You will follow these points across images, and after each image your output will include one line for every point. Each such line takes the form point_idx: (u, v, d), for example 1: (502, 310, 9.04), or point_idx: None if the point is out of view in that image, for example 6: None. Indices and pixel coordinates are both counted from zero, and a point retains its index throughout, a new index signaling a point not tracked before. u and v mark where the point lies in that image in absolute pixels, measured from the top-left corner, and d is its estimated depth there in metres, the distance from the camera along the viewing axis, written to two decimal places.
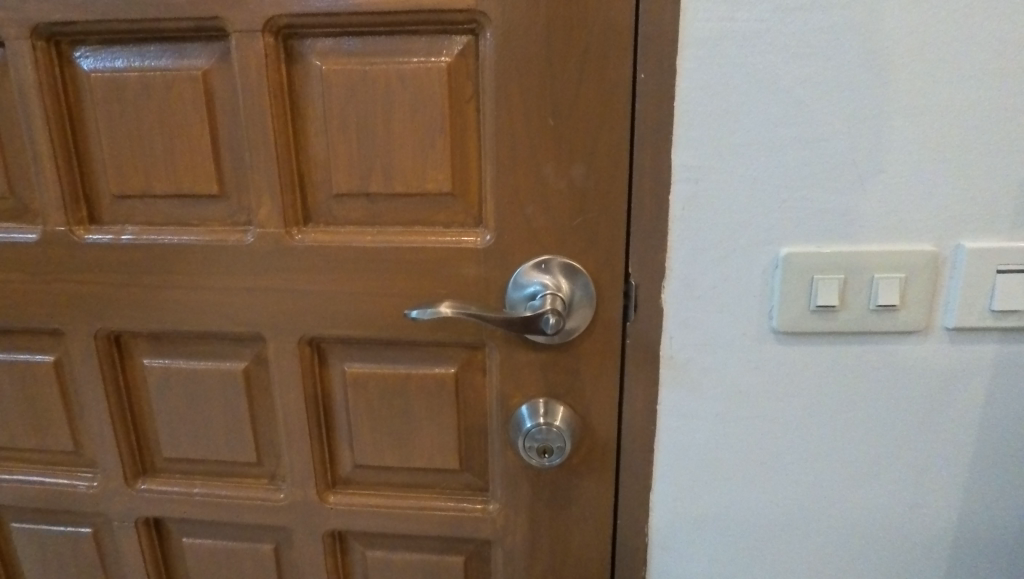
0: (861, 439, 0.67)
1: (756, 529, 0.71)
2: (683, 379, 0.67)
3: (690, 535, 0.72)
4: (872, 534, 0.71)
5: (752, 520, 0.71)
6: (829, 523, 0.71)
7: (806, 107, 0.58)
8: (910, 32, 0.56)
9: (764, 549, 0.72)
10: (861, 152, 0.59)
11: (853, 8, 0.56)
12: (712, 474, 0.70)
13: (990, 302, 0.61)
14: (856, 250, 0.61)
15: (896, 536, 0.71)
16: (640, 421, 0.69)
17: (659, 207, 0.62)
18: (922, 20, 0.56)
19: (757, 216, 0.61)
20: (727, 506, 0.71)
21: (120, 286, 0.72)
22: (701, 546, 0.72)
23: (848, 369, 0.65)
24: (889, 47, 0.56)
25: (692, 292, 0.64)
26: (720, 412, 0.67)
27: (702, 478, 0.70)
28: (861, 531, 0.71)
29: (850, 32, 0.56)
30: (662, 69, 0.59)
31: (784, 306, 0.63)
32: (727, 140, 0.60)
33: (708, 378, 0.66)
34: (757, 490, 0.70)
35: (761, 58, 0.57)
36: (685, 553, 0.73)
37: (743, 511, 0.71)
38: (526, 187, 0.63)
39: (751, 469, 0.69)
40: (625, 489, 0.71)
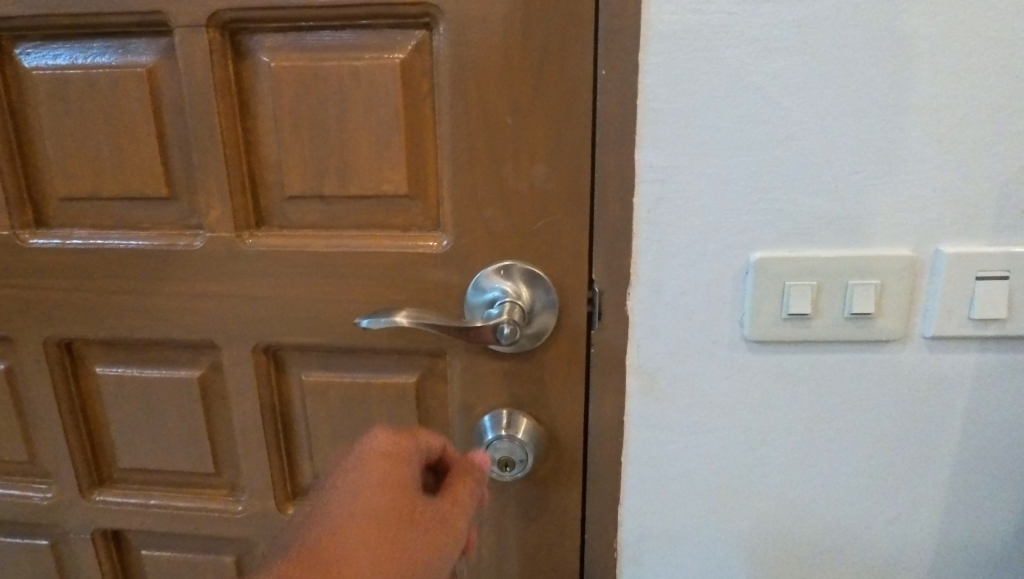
0: (838, 451, 0.65)
1: (730, 544, 0.69)
2: (651, 390, 0.64)
3: (661, 549, 0.69)
4: (849, 549, 0.68)
5: (726, 534, 0.68)
6: (806, 537, 0.68)
7: (776, 105, 0.55)
8: (885, 26, 0.53)
9: (738, 564, 0.69)
10: (835, 153, 0.56)
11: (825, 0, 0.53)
12: (683, 487, 0.67)
13: (970, 310, 0.59)
14: (831, 255, 0.58)
15: (875, 551, 0.68)
16: (608, 432, 0.66)
17: (623, 210, 0.59)
18: (898, 12, 0.53)
19: (726, 219, 0.58)
20: (700, 520, 0.68)
21: (70, 293, 0.69)
22: (673, 560, 0.70)
23: (823, 380, 0.63)
24: (863, 41, 0.54)
25: (659, 299, 0.61)
26: (690, 424, 0.65)
27: (673, 491, 0.67)
28: (838, 545, 0.68)
29: (822, 26, 0.53)
30: (625, 64, 0.56)
31: (756, 313, 0.60)
32: (694, 140, 0.57)
33: (678, 388, 0.64)
34: (731, 504, 0.67)
35: (729, 53, 0.54)
36: (656, 567, 0.70)
37: (715, 525, 0.68)
38: (485, 189, 0.60)
39: (724, 482, 0.67)
40: (592, 502, 0.69)
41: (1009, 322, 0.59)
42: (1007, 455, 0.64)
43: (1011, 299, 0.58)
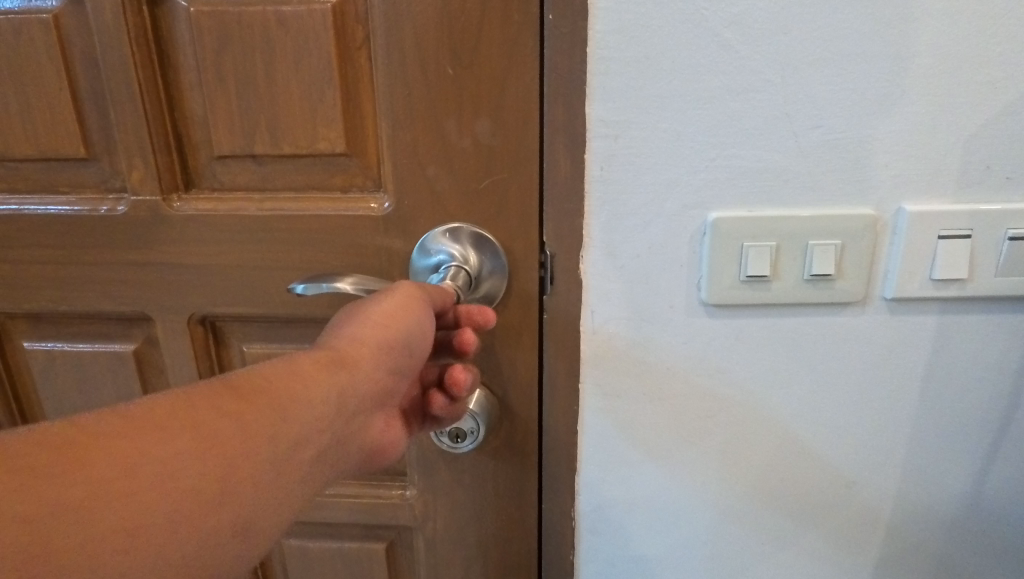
0: (797, 415, 0.63)
1: (689, 511, 0.68)
2: (607, 356, 0.62)
3: (619, 517, 0.68)
4: (809, 514, 0.68)
5: (685, 501, 0.67)
6: (766, 502, 0.67)
7: (735, 54, 0.52)
8: None
9: (697, 531, 0.69)
10: (795, 105, 0.53)
11: None
12: (641, 455, 0.65)
13: (932, 272, 0.57)
14: (790, 215, 0.56)
15: (833, 515, 0.68)
16: (563, 401, 0.64)
17: (574, 168, 0.56)
18: None
19: (682, 177, 0.55)
20: (659, 488, 0.67)
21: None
22: (631, 529, 0.69)
23: (782, 344, 0.61)
24: None
25: (613, 263, 0.58)
26: (647, 390, 0.63)
27: (630, 459, 0.66)
28: (798, 510, 0.67)
29: None
30: (574, 9, 0.51)
31: (713, 276, 0.58)
32: (649, 92, 0.53)
33: (633, 354, 0.61)
34: (690, 470, 0.66)
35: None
36: (615, 537, 0.69)
37: (673, 493, 0.67)
38: (427, 147, 0.56)
39: (682, 449, 0.65)
40: (547, 473, 0.67)
41: (970, 283, 0.57)
42: (963, 418, 0.63)
43: (972, 260, 0.56)
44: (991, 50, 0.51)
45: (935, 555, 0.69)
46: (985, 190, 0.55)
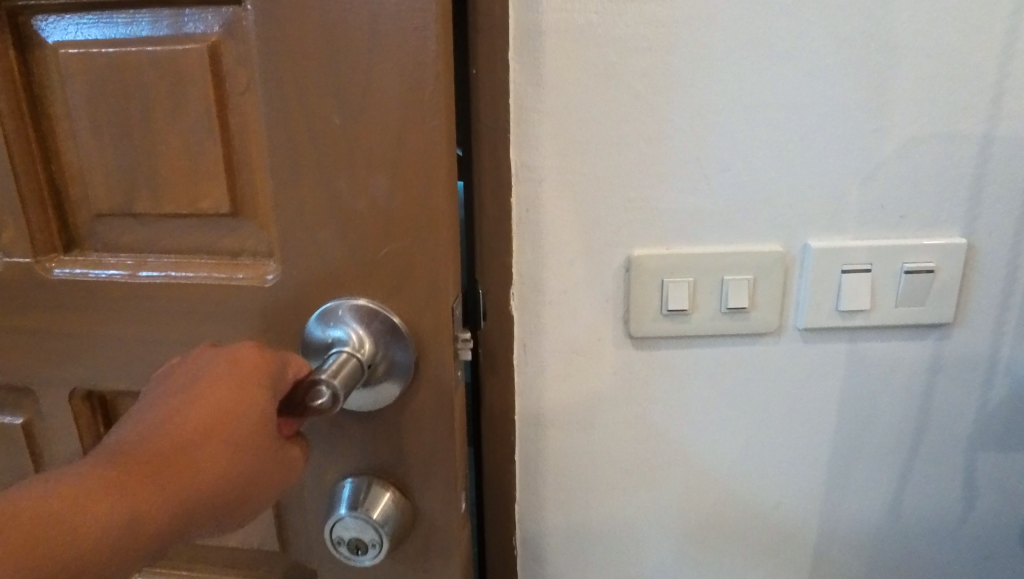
0: (723, 439, 0.66)
1: (625, 535, 0.70)
2: (540, 385, 0.64)
3: (559, 543, 0.70)
4: (742, 536, 0.70)
5: (621, 526, 0.69)
6: (698, 524, 0.69)
7: (647, 104, 0.56)
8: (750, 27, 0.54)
9: (632, 554, 0.71)
10: (705, 151, 0.57)
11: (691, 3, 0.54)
12: (576, 481, 0.67)
13: (837, 303, 0.60)
14: (705, 251, 0.59)
15: (762, 535, 0.70)
16: (500, 438, 0.64)
17: (502, 211, 0.58)
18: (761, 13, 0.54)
19: (604, 217, 0.59)
20: (595, 513, 0.69)
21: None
22: (570, 555, 0.70)
23: (705, 376, 0.64)
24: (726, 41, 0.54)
25: (543, 296, 0.61)
26: (580, 418, 0.65)
27: (566, 486, 0.68)
28: (733, 533, 0.70)
29: (687, 27, 0.54)
30: (498, 62, 0.54)
31: (636, 309, 0.61)
32: (568, 138, 0.57)
33: (565, 383, 0.64)
34: (625, 495, 0.68)
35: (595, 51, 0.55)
36: (555, 563, 0.71)
37: (609, 518, 0.69)
38: (310, 211, 0.47)
39: (616, 474, 0.67)
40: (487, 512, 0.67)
41: (872, 313, 0.61)
42: (877, 440, 0.67)
43: (873, 292, 0.60)
44: (880, 101, 0.56)
45: (864, 572, 0.72)
46: (881, 228, 0.59)
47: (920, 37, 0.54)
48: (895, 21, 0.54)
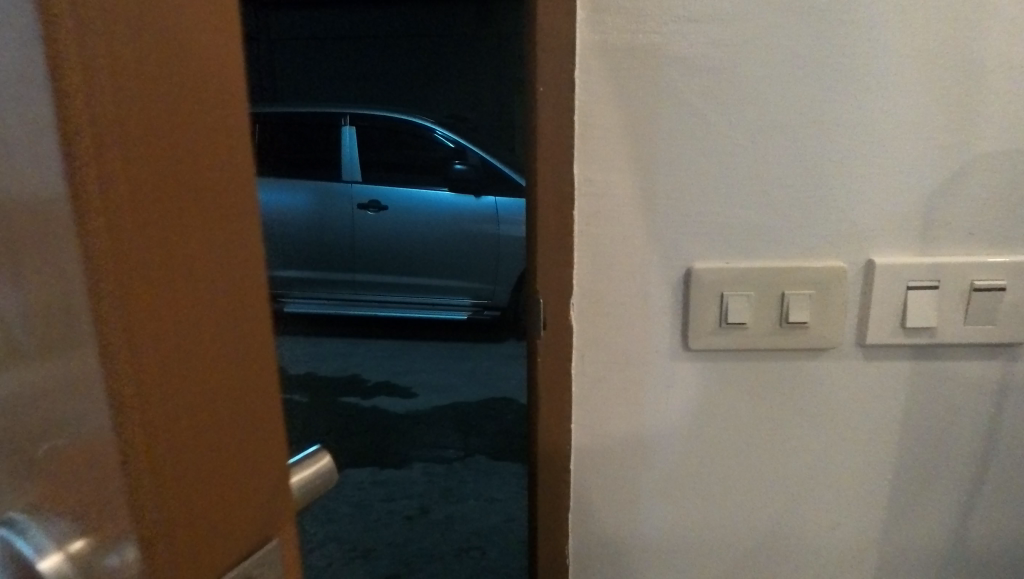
0: (779, 457, 0.66)
1: (680, 550, 0.70)
2: (596, 393, 0.65)
3: (611, 554, 0.70)
4: (797, 556, 0.69)
5: (675, 540, 0.69)
6: (754, 542, 0.69)
7: (708, 121, 0.58)
8: (811, 44, 0.56)
9: (686, 569, 0.70)
10: (765, 167, 0.58)
11: (753, 23, 0.56)
12: (631, 492, 0.68)
13: (902, 320, 0.60)
14: (766, 265, 0.59)
15: (820, 556, 0.69)
16: (555, 443, 0.66)
17: (561, 221, 0.60)
18: (821, 29, 0.56)
19: (665, 232, 0.60)
20: (649, 526, 0.69)
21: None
22: (621, 565, 0.71)
23: (765, 390, 0.64)
24: (786, 57, 0.56)
25: (600, 306, 0.63)
26: (638, 429, 0.66)
27: (620, 495, 0.68)
28: (788, 553, 0.69)
29: (747, 48, 0.56)
30: (563, 79, 0.57)
31: (695, 322, 0.62)
32: (630, 153, 0.59)
33: (621, 392, 0.65)
34: (679, 509, 0.68)
35: (659, 72, 0.57)
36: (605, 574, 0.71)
37: (663, 532, 0.69)
38: (3, 253, 0.24)
39: (671, 486, 0.67)
40: (541, 515, 0.69)
41: (938, 331, 0.60)
42: (944, 462, 0.65)
43: (939, 309, 0.59)
44: (943, 116, 0.56)
45: None
46: (947, 244, 0.59)
47: (988, 53, 0.55)
48: (958, 37, 0.55)
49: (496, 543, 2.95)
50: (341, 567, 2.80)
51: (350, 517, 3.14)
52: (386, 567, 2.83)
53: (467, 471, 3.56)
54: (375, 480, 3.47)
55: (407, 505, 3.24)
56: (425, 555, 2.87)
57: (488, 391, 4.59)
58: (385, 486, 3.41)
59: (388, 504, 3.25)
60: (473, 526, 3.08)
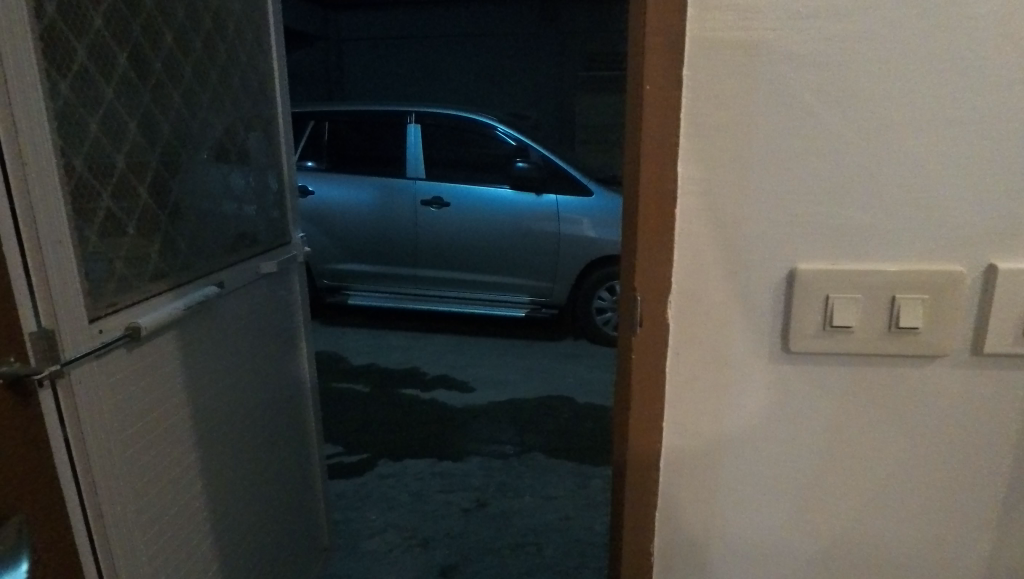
0: (881, 448, 0.75)
1: (780, 527, 0.79)
2: (693, 372, 0.74)
3: (706, 524, 0.79)
4: (887, 532, 0.79)
5: (776, 516, 0.78)
6: (847, 522, 0.78)
7: (823, 139, 0.67)
8: (908, 49, 0.64)
9: (781, 543, 0.80)
10: (888, 183, 0.67)
11: (860, 33, 0.64)
12: (730, 468, 0.77)
13: (1017, 324, 0.69)
14: (885, 271, 0.69)
15: (906, 534, 0.79)
16: (647, 416, 0.74)
17: (662, 210, 0.68)
18: (925, 33, 0.64)
19: (777, 240, 0.69)
20: (748, 501, 0.78)
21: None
22: (716, 535, 0.79)
23: (883, 388, 0.73)
24: (892, 62, 0.64)
25: (701, 296, 0.71)
26: (740, 413, 0.75)
27: (717, 469, 0.77)
28: (869, 524, 0.78)
29: (854, 61, 0.64)
30: (669, 80, 0.64)
31: (801, 324, 0.71)
32: (741, 154, 0.67)
33: (721, 376, 0.73)
34: (781, 488, 0.77)
35: (763, 89, 0.65)
36: (698, 541, 0.79)
37: (765, 507, 0.78)
38: None
39: (774, 468, 0.77)
40: (630, 482, 0.77)
41: None
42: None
43: None
44: None
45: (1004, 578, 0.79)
46: None
47: None
48: None
49: (552, 541, 2.96)
50: (401, 555, 2.84)
51: (407, 507, 3.20)
52: (445, 557, 2.84)
53: (522, 466, 3.59)
54: (432, 472, 3.54)
55: (463, 498, 3.29)
56: (482, 547, 2.91)
57: (542, 389, 4.60)
58: (442, 478, 3.47)
59: (445, 496, 3.30)
60: (529, 522, 3.10)
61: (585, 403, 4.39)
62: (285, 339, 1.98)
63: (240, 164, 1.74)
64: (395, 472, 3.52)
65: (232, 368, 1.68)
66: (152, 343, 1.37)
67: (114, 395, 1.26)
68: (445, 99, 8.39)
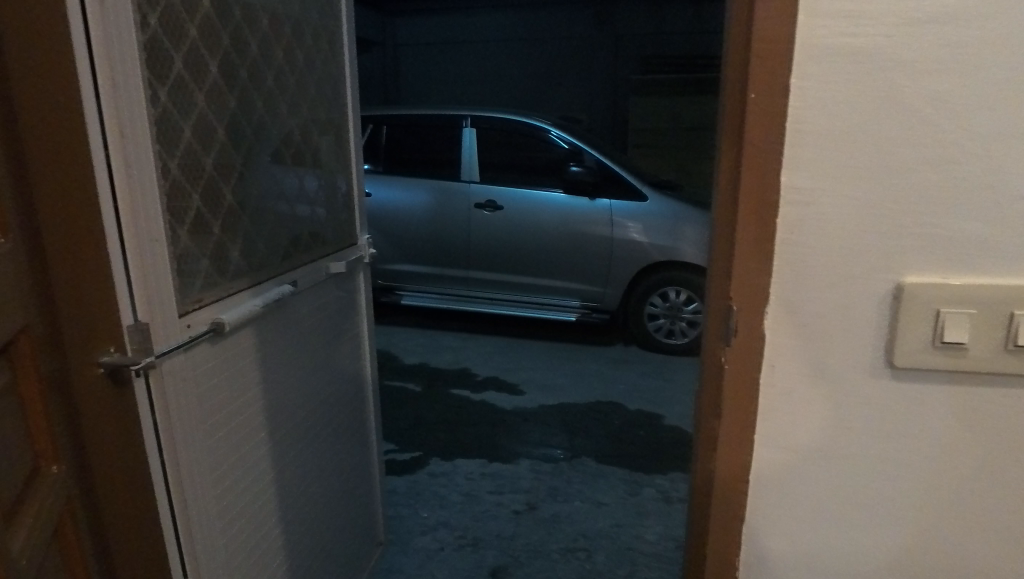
0: (983, 462, 0.79)
1: (873, 527, 0.84)
2: (792, 374, 0.78)
3: (798, 518, 0.84)
4: (979, 538, 0.82)
5: (870, 518, 0.83)
6: (939, 527, 0.82)
7: (941, 159, 0.70)
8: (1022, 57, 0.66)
9: (872, 543, 0.84)
10: (1000, 202, 0.70)
11: (974, 43, 0.66)
12: (826, 469, 0.81)
13: None
14: (997, 290, 0.72)
15: (998, 542, 0.82)
16: (740, 411, 0.79)
17: (762, 215, 0.72)
18: None
19: (887, 257, 0.73)
20: (842, 501, 0.83)
21: (9, 384, 0.94)
22: (806, 527, 0.85)
23: (993, 404, 0.77)
24: (1008, 69, 0.67)
25: (801, 301, 0.75)
26: (840, 417, 0.79)
27: (813, 467, 0.82)
28: (961, 528, 0.82)
29: (966, 70, 0.67)
30: (776, 89, 0.68)
31: (909, 340, 0.75)
32: (850, 165, 0.70)
33: (822, 380, 0.78)
34: (878, 491, 0.82)
35: (870, 105, 0.69)
36: (785, 533, 0.85)
37: (859, 508, 0.83)
38: None
39: (872, 473, 0.81)
40: (718, 472, 0.83)
41: None
42: None
43: None
44: None
45: None
46: None
47: None
48: None
49: (602, 548, 2.94)
50: (451, 554, 2.88)
51: (458, 507, 3.23)
52: (495, 558, 2.86)
53: (572, 471, 3.58)
54: (483, 473, 3.56)
55: (513, 500, 3.30)
56: (532, 551, 2.91)
57: (592, 395, 4.57)
58: (492, 479, 3.49)
59: (495, 497, 3.32)
60: (579, 528, 3.08)
61: (635, 410, 4.34)
62: (349, 338, 2.04)
63: (313, 167, 1.81)
64: (446, 471, 3.56)
65: (301, 364, 1.74)
66: (234, 338, 1.43)
67: (198, 388, 1.32)
68: (498, 103, 8.45)
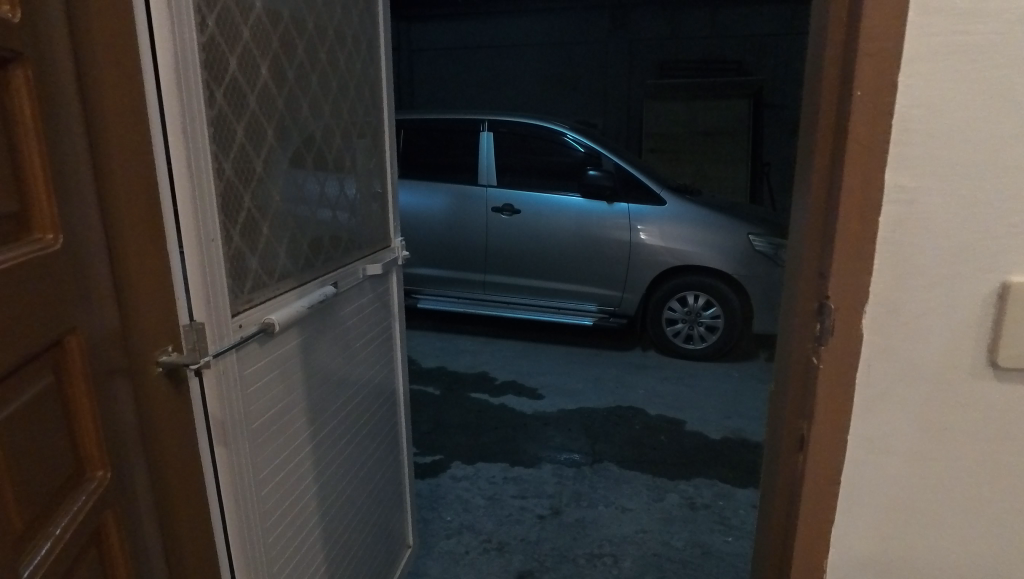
0: None
1: (962, 529, 0.83)
2: (890, 375, 0.77)
3: (885, 520, 0.84)
4: None
5: (960, 520, 0.82)
6: None
7: None
8: None
9: (959, 545, 0.84)
10: None
11: None
12: (920, 471, 0.81)
13: None
14: None
15: None
16: (834, 412, 0.79)
17: (868, 213, 0.72)
18: None
19: (989, 257, 0.73)
20: (932, 503, 0.82)
21: (55, 387, 0.86)
22: (893, 529, 0.84)
23: None
24: None
25: (901, 301, 0.75)
26: (936, 419, 0.78)
27: (905, 470, 0.81)
28: None
29: None
30: (883, 87, 0.68)
31: (1008, 341, 0.74)
32: (956, 164, 0.70)
33: (921, 382, 0.77)
34: (969, 493, 0.81)
35: (971, 102, 0.68)
36: (871, 534, 0.85)
37: (949, 508, 0.82)
38: None
39: (964, 476, 0.81)
40: (807, 472, 0.82)
41: None
42: None
43: None
44: None
45: None
46: None
47: None
48: None
49: (629, 553, 2.92)
50: (478, 558, 2.87)
51: (482, 511, 3.23)
52: (522, 562, 2.85)
53: (595, 476, 3.57)
54: (505, 477, 3.55)
55: (537, 505, 3.29)
56: (559, 556, 2.90)
57: (612, 399, 4.56)
58: (516, 483, 3.49)
59: (519, 501, 3.31)
60: (605, 533, 3.06)
61: (656, 415, 4.32)
62: (383, 340, 2.04)
63: (352, 169, 1.81)
64: (468, 475, 3.56)
65: (339, 366, 1.74)
66: (281, 339, 1.44)
67: (250, 389, 1.32)
68: (513, 108, 8.47)
